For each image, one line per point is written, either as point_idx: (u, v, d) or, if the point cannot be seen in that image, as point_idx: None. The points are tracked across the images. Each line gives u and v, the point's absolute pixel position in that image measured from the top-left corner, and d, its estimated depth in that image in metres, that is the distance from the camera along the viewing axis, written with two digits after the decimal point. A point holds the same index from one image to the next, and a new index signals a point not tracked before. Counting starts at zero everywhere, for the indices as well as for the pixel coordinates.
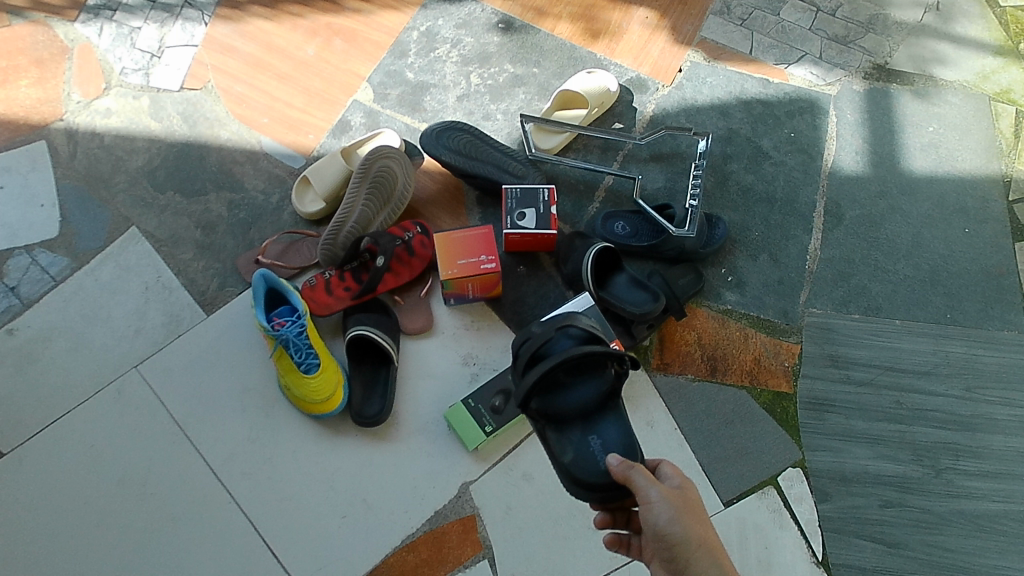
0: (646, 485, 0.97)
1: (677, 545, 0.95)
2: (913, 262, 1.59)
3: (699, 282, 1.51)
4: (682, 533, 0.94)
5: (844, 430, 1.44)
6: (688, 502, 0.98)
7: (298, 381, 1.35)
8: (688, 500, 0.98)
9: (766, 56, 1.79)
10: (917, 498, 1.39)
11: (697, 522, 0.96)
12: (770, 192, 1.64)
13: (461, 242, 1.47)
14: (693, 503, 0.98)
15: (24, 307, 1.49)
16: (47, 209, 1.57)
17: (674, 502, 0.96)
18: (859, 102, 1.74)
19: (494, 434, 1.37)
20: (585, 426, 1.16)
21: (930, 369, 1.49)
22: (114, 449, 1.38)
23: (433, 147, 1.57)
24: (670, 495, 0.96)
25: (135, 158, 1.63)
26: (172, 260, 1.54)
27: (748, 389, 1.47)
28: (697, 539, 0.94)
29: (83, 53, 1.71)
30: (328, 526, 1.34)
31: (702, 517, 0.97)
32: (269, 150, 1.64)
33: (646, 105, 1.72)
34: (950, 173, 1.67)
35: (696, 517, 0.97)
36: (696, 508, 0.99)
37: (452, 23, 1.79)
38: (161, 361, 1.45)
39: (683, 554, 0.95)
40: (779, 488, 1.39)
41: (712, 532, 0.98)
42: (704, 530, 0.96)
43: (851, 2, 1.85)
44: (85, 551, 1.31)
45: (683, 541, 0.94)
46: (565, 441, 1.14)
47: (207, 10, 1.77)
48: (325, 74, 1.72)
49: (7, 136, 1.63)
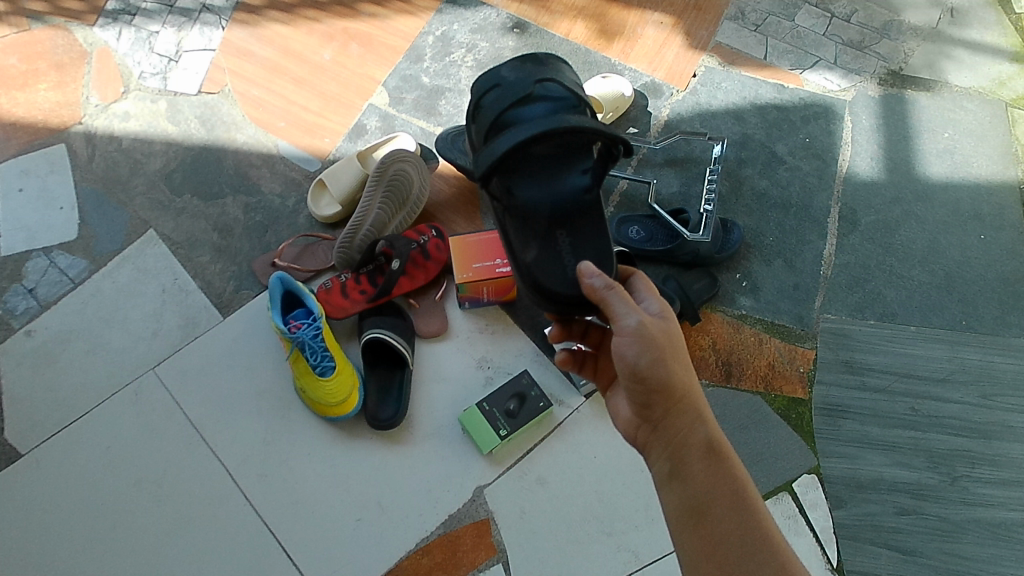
0: (625, 314, 0.87)
1: (658, 390, 0.86)
2: (928, 268, 1.58)
3: (713, 287, 1.52)
4: (664, 377, 0.85)
5: (859, 436, 1.43)
6: (669, 337, 0.88)
7: (313, 384, 1.35)
8: (672, 337, 0.89)
9: (781, 61, 1.79)
10: (933, 505, 1.39)
11: (678, 364, 0.87)
12: (785, 197, 1.64)
13: (476, 246, 1.49)
14: (676, 342, 0.89)
15: (43, 309, 1.50)
16: (66, 212, 1.58)
17: (653, 341, 0.85)
18: (874, 107, 1.74)
19: (507, 437, 1.37)
20: (554, 220, 1.05)
21: (946, 376, 1.48)
22: (130, 451, 1.39)
23: (448, 150, 1.60)
24: (650, 330, 0.86)
25: (152, 161, 1.64)
26: (189, 263, 1.55)
27: (762, 394, 1.46)
28: (679, 388, 0.86)
29: (102, 57, 1.73)
30: (342, 528, 1.34)
31: (684, 357, 0.88)
32: (285, 154, 1.65)
33: (660, 109, 1.73)
34: (966, 179, 1.67)
35: (679, 357, 0.88)
36: (676, 342, 0.89)
37: (467, 28, 1.79)
38: (177, 363, 1.46)
39: (662, 402, 0.86)
40: (793, 495, 1.39)
41: (693, 373, 0.89)
42: (685, 374, 0.87)
43: (866, 8, 1.85)
44: (102, 550, 1.32)
45: (664, 386, 0.85)
46: (530, 236, 1.05)
47: (224, 14, 1.79)
48: (341, 78, 1.73)
49: (26, 139, 1.64)
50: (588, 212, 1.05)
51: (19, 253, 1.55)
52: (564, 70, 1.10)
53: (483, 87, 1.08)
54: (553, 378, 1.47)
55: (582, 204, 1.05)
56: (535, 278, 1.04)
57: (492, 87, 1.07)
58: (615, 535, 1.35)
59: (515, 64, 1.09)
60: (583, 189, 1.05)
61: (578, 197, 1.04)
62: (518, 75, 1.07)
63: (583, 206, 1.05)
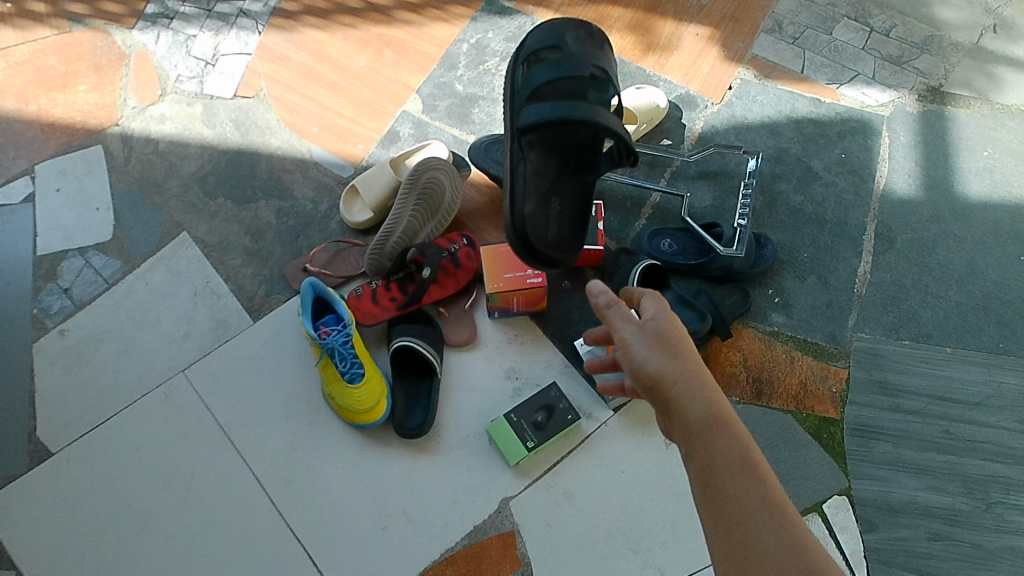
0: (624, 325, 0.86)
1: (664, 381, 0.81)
2: (966, 288, 1.56)
3: (745, 303, 1.50)
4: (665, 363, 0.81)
5: (891, 459, 1.41)
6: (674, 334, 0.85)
7: (341, 391, 1.35)
8: (662, 328, 0.84)
9: (818, 75, 1.77)
10: (966, 532, 1.36)
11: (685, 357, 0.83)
12: (819, 213, 1.62)
13: (508, 256, 1.48)
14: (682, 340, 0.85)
15: (77, 308, 1.52)
16: (102, 213, 1.60)
17: (652, 339, 0.83)
18: (912, 124, 1.71)
19: (533, 451, 1.37)
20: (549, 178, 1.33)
21: (981, 400, 1.46)
22: (159, 451, 1.40)
23: (481, 159, 1.58)
24: (649, 332, 0.84)
25: (187, 163, 1.65)
26: (221, 266, 1.56)
27: (794, 413, 1.45)
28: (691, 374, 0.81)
29: (140, 59, 1.74)
30: (368, 537, 1.34)
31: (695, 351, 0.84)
32: (319, 159, 1.66)
33: (695, 122, 1.71)
34: (1005, 199, 1.64)
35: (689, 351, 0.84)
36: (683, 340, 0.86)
37: (502, 36, 1.80)
38: (208, 366, 1.47)
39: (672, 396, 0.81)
40: (824, 516, 1.37)
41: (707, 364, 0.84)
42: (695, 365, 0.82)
43: (905, 23, 1.83)
44: (130, 551, 1.33)
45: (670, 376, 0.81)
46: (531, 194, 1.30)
47: (261, 19, 1.80)
48: (375, 84, 1.74)
49: (65, 139, 1.66)
50: (583, 191, 1.36)
51: (55, 253, 1.56)
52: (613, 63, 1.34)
53: (543, 45, 1.29)
54: (581, 391, 1.46)
55: (581, 184, 1.35)
56: (524, 224, 1.28)
57: (553, 48, 1.28)
58: (641, 552, 1.33)
59: (580, 34, 1.30)
60: (588, 175, 1.36)
61: (582, 178, 1.35)
62: (579, 49, 1.28)
63: (582, 185, 1.36)
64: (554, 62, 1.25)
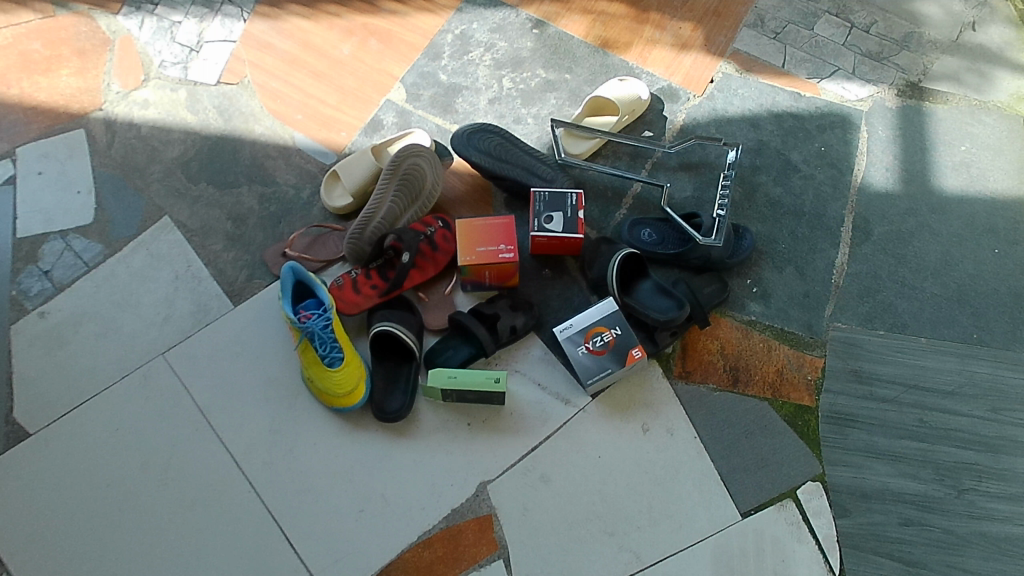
0: None
1: None
2: (941, 280, 1.58)
3: (724, 292, 1.51)
4: None
5: (866, 446, 1.42)
6: None
7: (321, 374, 1.36)
8: None
9: (799, 70, 1.79)
10: (938, 518, 1.38)
11: None
12: (798, 205, 1.64)
13: (483, 230, 1.47)
14: None
15: (57, 291, 1.52)
16: (84, 196, 1.60)
17: None
18: (891, 118, 1.73)
19: (454, 400, 1.42)
20: (447, 338, 1.47)
21: (954, 389, 1.47)
22: (137, 433, 1.40)
23: (464, 147, 1.58)
24: None
25: (170, 149, 1.66)
26: (202, 250, 1.56)
27: (770, 401, 1.46)
28: None
29: (124, 45, 1.75)
30: (344, 520, 1.35)
31: None
32: (301, 146, 1.66)
33: (676, 114, 1.73)
34: (981, 193, 1.66)
35: None
36: None
37: (486, 27, 1.81)
38: (188, 349, 1.47)
39: None
40: (798, 502, 1.38)
41: None
42: None
43: (885, 20, 1.85)
44: (107, 532, 1.33)
45: None
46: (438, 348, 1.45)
47: (247, 7, 1.80)
48: (360, 73, 1.74)
49: (47, 124, 1.66)
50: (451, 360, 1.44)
51: (36, 236, 1.56)
52: (524, 321, 1.47)
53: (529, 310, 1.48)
54: (560, 378, 1.47)
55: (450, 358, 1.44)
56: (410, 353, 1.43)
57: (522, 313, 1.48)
58: (617, 536, 1.34)
59: (531, 314, 1.48)
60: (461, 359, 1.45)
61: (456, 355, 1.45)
62: (530, 313, 1.48)
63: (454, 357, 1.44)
64: (513, 318, 1.46)
